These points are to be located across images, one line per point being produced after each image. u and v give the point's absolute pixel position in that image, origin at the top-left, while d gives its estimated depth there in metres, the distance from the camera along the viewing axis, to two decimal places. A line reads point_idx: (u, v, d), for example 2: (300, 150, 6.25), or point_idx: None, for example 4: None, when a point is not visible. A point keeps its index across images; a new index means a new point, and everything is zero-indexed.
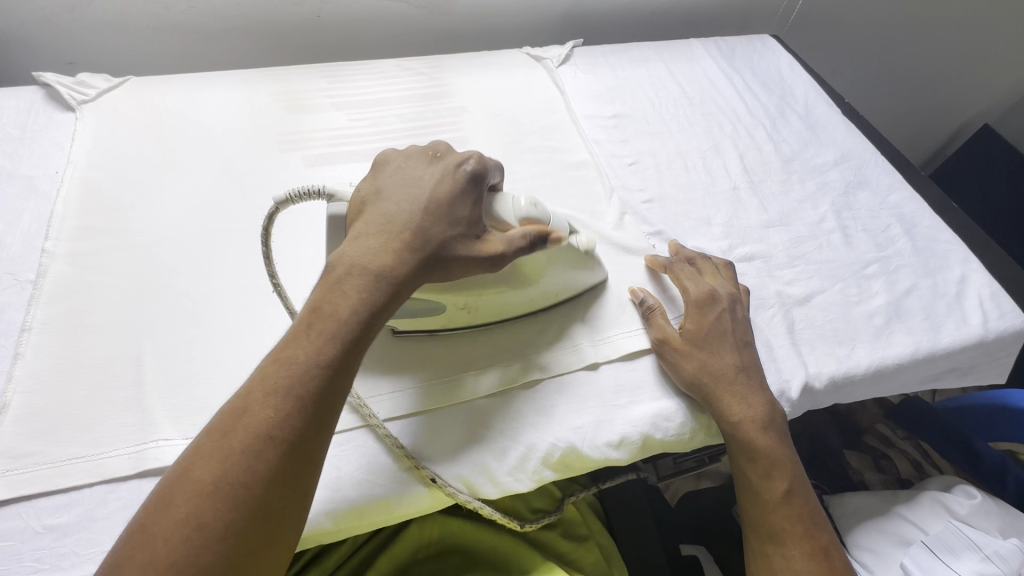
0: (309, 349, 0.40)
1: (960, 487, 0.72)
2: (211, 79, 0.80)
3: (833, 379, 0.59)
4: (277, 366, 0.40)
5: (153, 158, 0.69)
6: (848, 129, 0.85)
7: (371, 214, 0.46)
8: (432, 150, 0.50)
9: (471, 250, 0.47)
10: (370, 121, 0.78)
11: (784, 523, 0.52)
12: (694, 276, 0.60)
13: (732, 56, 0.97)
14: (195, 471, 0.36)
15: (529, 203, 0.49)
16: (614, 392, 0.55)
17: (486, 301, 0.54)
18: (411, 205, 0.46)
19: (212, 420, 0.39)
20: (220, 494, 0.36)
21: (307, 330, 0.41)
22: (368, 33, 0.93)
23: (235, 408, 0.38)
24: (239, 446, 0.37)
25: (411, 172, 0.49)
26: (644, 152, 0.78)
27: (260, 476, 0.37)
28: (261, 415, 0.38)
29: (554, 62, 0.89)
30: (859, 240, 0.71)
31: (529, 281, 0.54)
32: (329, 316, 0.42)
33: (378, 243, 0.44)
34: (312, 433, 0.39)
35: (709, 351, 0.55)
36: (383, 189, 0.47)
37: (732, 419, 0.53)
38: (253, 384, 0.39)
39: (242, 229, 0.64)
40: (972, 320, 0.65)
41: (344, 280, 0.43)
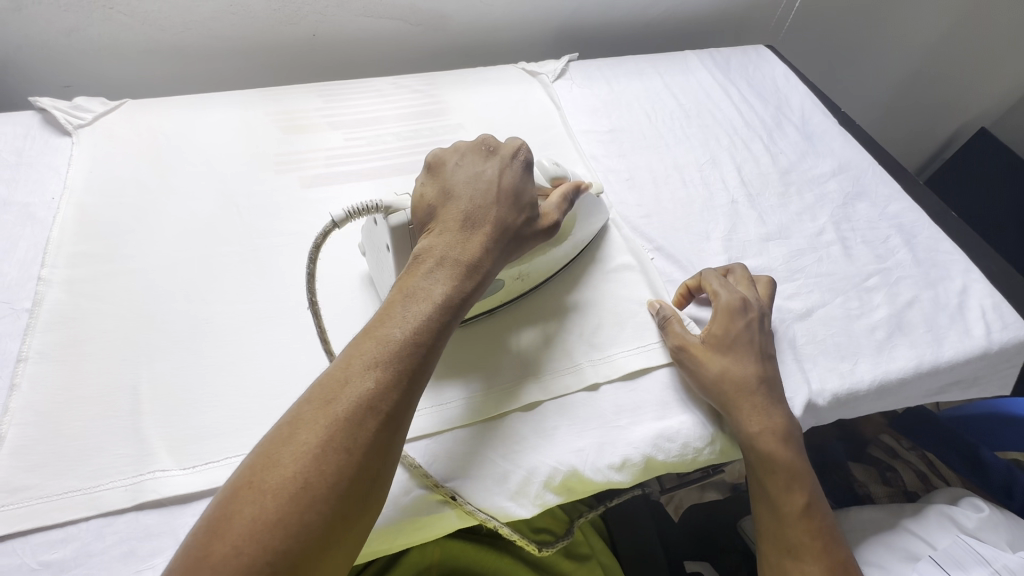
0: (405, 325, 0.42)
1: (967, 500, 0.71)
2: (209, 101, 0.80)
3: (836, 396, 0.58)
4: (372, 341, 0.41)
5: (150, 182, 0.69)
6: (846, 139, 0.85)
7: (447, 207, 0.50)
8: (485, 145, 0.54)
9: (539, 232, 0.53)
10: (365, 140, 0.77)
11: (802, 537, 0.51)
12: (722, 284, 0.60)
13: (728, 67, 0.97)
14: (300, 436, 0.37)
15: (550, 163, 0.59)
16: (615, 413, 0.55)
17: (535, 266, 0.59)
18: (486, 198, 0.50)
19: (307, 391, 0.40)
20: (328, 457, 0.36)
21: (401, 308, 0.43)
22: (364, 52, 0.93)
23: (335, 380, 0.39)
24: (343, 413, 0.38)
25: (475, 167, 0.52)
26: (641, 167, 0.78)
27: (365, 442, 0.38)
28: (362, 386, 0.39)
29: (550, 77, 0.89)
30: (859, 252, 0.71)
31: (562, 237, 0.60)
32: (422, 295, 0.44)
33: (459, 233, 0.48)
34: (409, 405, 0.41)
35: (732, 361, 0.55)
36: (449, 185, 0.51)
37: (752, 431, 0.52)
38: (351, 358, 0.41)
39: (239, 253, 0.64)
40: (976, 331, 0.64)
41: (432, 266, 0.46)
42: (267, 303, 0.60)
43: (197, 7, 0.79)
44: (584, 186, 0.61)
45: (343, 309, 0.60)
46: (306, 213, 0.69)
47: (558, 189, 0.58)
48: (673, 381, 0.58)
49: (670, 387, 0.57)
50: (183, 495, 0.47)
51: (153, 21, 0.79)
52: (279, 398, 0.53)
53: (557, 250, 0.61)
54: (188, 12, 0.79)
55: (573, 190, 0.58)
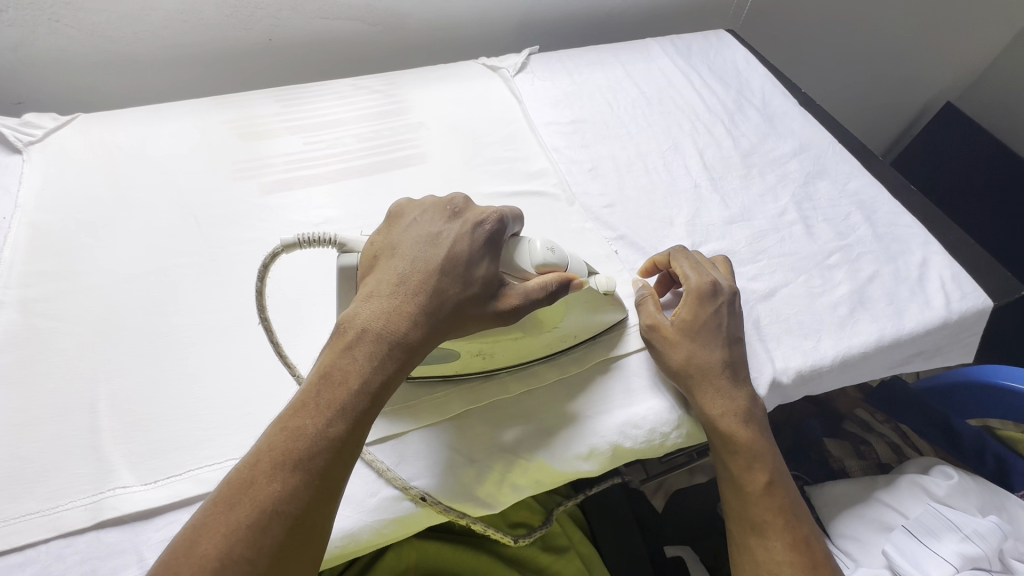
0: (319, 417, 0.40)
1: (938, 469, 0.72)
2: (165, 111, 0.79)
3: (800, 373, 0.59)
4: (284, 434, 0.39)
5: (105, 197, 0.68)
6: (806, 119, 0.86)
7: (383, 273, 0.46)
8: (450, 205, 0.50)
9: (491, 306, 0.47)
10: (326, 143, 0.77)
11: (765, 514, 0.52)
12: (696, 267, 0.59)
13: (689, 53, 0.97)
14: (200, 544, 0.35)
15: (543, 249, 0.51)
16: (581, 403, 0.55)
17: (504, 347, 0.52)
18: (428, 262, 0.46)
19: (218, 486, 0.38)
20: (227, 569, 0.35)
21: (318, 394, 0.41)
22: (322, 54, 0.92)
23: (241, 480, 0.38)
24: (246, 519, 0.36)
25: (427, 228, 0.48)
26: (604, 156, 0.78)
27: (268, 550, 0.36)
28: (268, 486, 0.37)
29: (510, 71, 0.89)
30: (820, 230, 0.72)
31: (544, 326, 0.53)
32: (343, 381, 0.41)
33: (391, 304, 0.44)
34: (321, 505, 0.38)
35: (699, 344, 0.55)
36: (396, 245, 0.47)
37: (711, 414, 0.53)
38: (260, 453, 0.39)
39: (198, 263, 0.63)
40: (935, 302, 0.65)
41: (357, 345, 0.43)
42: (229, 311, 0.59)
43: (146, 15, 0.78)
44: (578, 284, 0.51)
45: (306, 315, 0.60)
46: (266, 219, 0.68)
47: (541, 278, 0.49)
48: (638, 367, 0.58)
49: (635, 374, 0.57)
50: (146, 510, 0.47)
51: (102, 32, 0.78)
52: (243, 407, 0.53)
53: (536, 337, 0.53)
54: (138, 22, 0.78)
55: (558, 284, 0.49)
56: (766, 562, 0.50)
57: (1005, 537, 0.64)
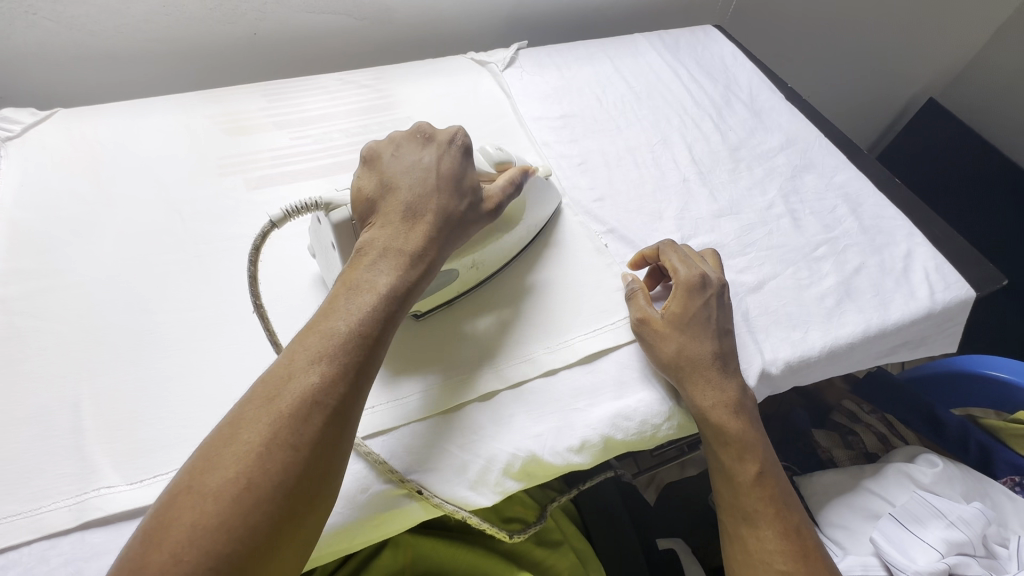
0: (349, 318, 0.44)
1: (923, 457, 0.73)
2: (148, 106, 0.77)
3: (789, 363, 0.59)
4: (315, 335, 0.42)
5: (87, 193, 0.66)
6: (792, 113, 0.87)
7: (389, 198, 0.50)
8: (419, 132, 0.54)
9: (483, 209, 0.54)
10: (313, 139, 0.76)
11: (757, 503, 0.52)
12: (685, 260, 0.60)
13: (677, 48, 0.98)
14: (243, 436, 0.38)
15: (494, 150, 0.59)
16: (572, 396, 0.55)
17: (490, 253, 0.59)
18: (426, 183, 0.51)
19: (251, 389, 0.40)
20: (276, 454, 0.37)
21: (344, 300, 0.45)
22: (308, 48, 0.91)
23: (278, 377, 0.40)
24: (288, 409, 0.39)
25: (412, 155, 0.53)
26: (593, 150, 0.78)
27: (313, 435, 0.39)
28: (306, 380, 0.40)
29: (499, 66, 0.88)
30: (807, 223, 0.72)
31: (514, 222, 0.61)
32: (369, 286, 0.45)
33: (401, 222, 0.49)
34: (356, 399, 0.42)
35: (690, 335, 0.55)
36: (390, 174, 0.52)
37: (704, 405, 0.53)
38: (292, 354, 0.41)
39: (183, 260, 0.62)
40: (920, 293, 0.66)
41: (377, 259, 0.47)
42: (215, 307, 0.59)
43: (127, 9, 0.76)
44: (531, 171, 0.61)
45: (295, 311, 0.59)
46: (253, 215, 0.67)
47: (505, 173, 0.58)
48: (630, 361, 0.58)
49: (626, 367, 0.57)
50: (131, 510, 0.46)
51: (81, 26, 0.76)
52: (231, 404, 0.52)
53: (509, 235, 0.61)
54: (118, 16, 0.77)
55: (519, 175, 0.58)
56: (757, 552, 0.52)
57: (988, 523, 0.65)
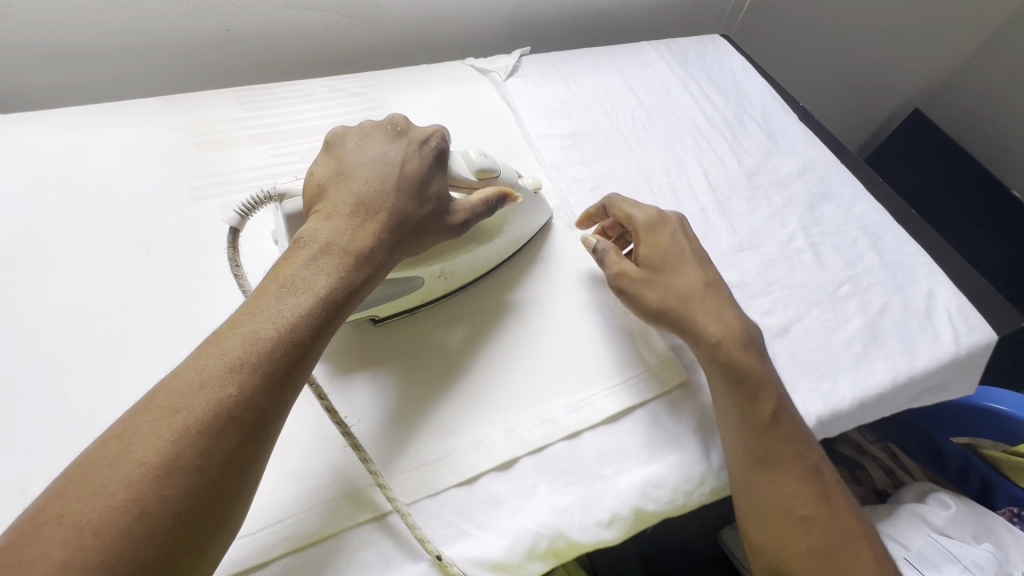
0: (278, 321, 0.38)
1: (934, 496, 0.72)
2: (104, 113, 0.67)
3: (820, 419, 0.56)
4: (237, 338, 0.37)
5: (33, 222, 0.57)
6: (807, 136, 0.83)
7: (339, 193, 0.47)
8: (390, 127, 0.53)
9: (441, 222, 0.51)
10: (298, 156, 0.68)
11: (778, 455, 0.49)
12: (634, 205, 0.62)
13: (686, 59, 0.92)
14: (134, 452, 0.32)
15: (476, 154, 0.56)
16: (598, 461, 0.50)
17: (459, 264, 0.57)
18: (384, 181, 0.48)
19: (149, 396, 0.34)
20: (174, 477, 0.32)
21: (275, 301, 0.39)
22: (288, 48, 0.81)
23: (185, 386, 0.34)
24: (195, 425, 0.33)
25: (375, 150, 0.51)
26: (606, 174, 0.73)
27: (220, 458, 0.33)
28: (221, 390, 0.35)
29: (502, 75, 0.82)
30: (829, 259, 0.69)
31: (492, 233, 0.59)
32: (304, 287, 0.40)
33: (349, 220, 0.45)
34: (276, 415, 0.37)
35: (669, 277, 0.56)
36: (345, 167, 0.49)
37: (712, 337, 0.52)
38: (207, 359, 0.36)
39: (150, 303, 0.53)
40: (944, 337, 0.64)
41: (316, 252, 0.43)
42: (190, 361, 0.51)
43: None
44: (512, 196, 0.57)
45: None
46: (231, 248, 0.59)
47: (480, 191, 0.54)
48: (655, 418, 0.54)
49: (653, 427, 0.53)
50: None
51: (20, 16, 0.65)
52: None
53: (487, 247, 0.59)
54: (65, 6, 0.66)
55: (497, 196, 0.55)
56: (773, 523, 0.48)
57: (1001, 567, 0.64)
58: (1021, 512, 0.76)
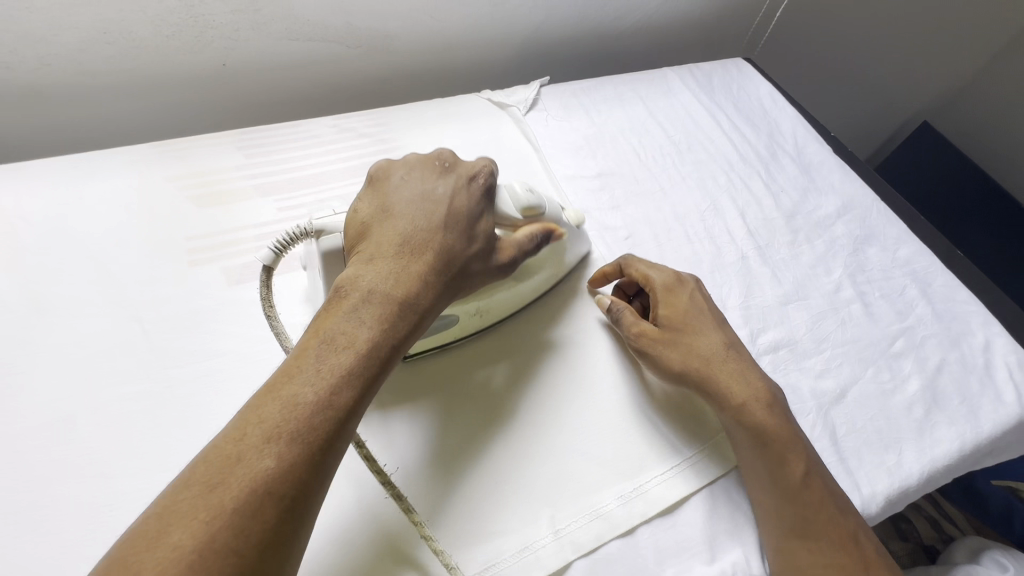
0: (322, 381, 0.34)
1: (989, 557, 0.68)
2: (91, 164, 0.61)
3: (888, 498, 0.52)
4: (277, 402, 0.33)
5: (12, 297, 0.50)
6: (844, 170, 0.79)
7: (382, 233, 0.42)
8: (436, 161, 0.48)
9: (493, 260, 0.47)
10: (307, 209, 0.62)
11: (806, 514, 0.46)
12: (653, 264, 0.58)
13: (712, 87, 0.88)
14: (171, 533, 0.28)
15: (524, 191, 0.51)
16: (657, 562, 0.45)
17: (497, 301, 0.55)
18: (430, 219, 0.44)
19: (189, 465, 0.31)
20: (209, 562, 0.28)
21: (315, 359, 0.35)
22: (290, 82, 0.75)
23: (223, 456, 0.30)
24: (233, 502, 0.29)
25: (419, 187, 0.46)
26: (639, 220, 0.68)
27: (257, 541, 0.29)
28: (260, 462, 0.31)
29: (521, 109, 0.76)
30: (879, 309, 0.65)
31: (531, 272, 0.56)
32: (348, 342, 0.36)
33: (393, 259, 0.41)
34: (318, 487, 0.32)
35: (691, 337, 0.53)
36: (389, 207, 0.44)
37: (736, 401, 0.49)
38: (247, 423, 0.32)
39: (147, 391, 0.47)
40: (1007, 396, 0.60)
41: (361, 302, 0.38)
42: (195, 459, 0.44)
43: (55, 36, 0.59)
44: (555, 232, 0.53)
45: None
46: (236, 320, 0.52)
47: (527, 227, 0.51)
48: (715, 506, 0.49)
49: (713, 517, 0.48)
50: None
51: None
52: None
53: (524, 284, 0.56)
54: (43, 44, 0.59)
55: (541, 233, 0.51)
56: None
57: None
58: None
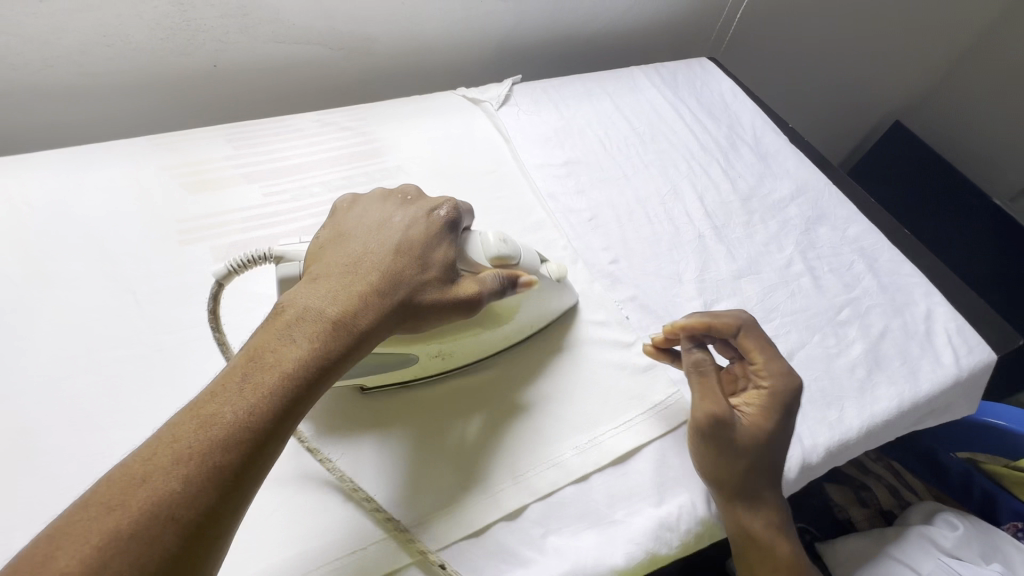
0: (243, 402, 0.34)
1: (941, 517, 0.72)
2: (91, 156, 0.65)
3: (829, 449, 0.56)
4: (197, 420, 0.32)
5: (16, 273, 0.55)
6: (798, 158, 0.84)
7: (332, 258, 0.44)
8: (402, 194, 0.50)
9: (449, 295, 0.45)
10: (290, 194, 0.66)
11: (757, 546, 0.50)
12: (769, 354, 0.53)
13: (676, 83, 0.93)
14: (56, 560, 0.27)
15: (495, 241, 0.49)
16: (609, 505, 0.49)
17: (461, 344, 0.53)
18: (382, 247, 0.45)
19: (96, 483, 0.30)
20: None
21: (241, 379, 0.35)
22: (277, 82, 0.81)
23: (131, 475, 0.30)
24: (131, 525, 0.28)
25: (381, 217, 0.48)
26: (603, 204, 0.73)
27: (153, 567, 0.28)
28: (167, 483, 0.30)
29: (494, 105, 0.81)
30: (827, 282, 0.69)
31: (500, 320, 0.53)
32: (276, 362, 0.36)
33: (335, 284, 0.41)
34: (223, 514, 0.31)
35: (767, 447, 0.49)
36: (346, 233, 0.46)
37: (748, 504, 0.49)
38: (163, 441, 0.31)
39: (139, 354, 0.51)
40: (945, 358, 0.64)
41: (295, 322, 0.38)
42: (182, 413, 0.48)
43: (58, 39, 0.64)
44: (525, 281, 0.50)
45: None
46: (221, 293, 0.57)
47: (493, 272, 0.48)
48: (665, 456, 0.52)
49: (663, 465, 0.52)
50: None
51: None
52: None
53: (494, 331, 0.54)
54: (47, 47, 0.64)
55: (507, 280, 0.48)
56: None
57: None
58: None
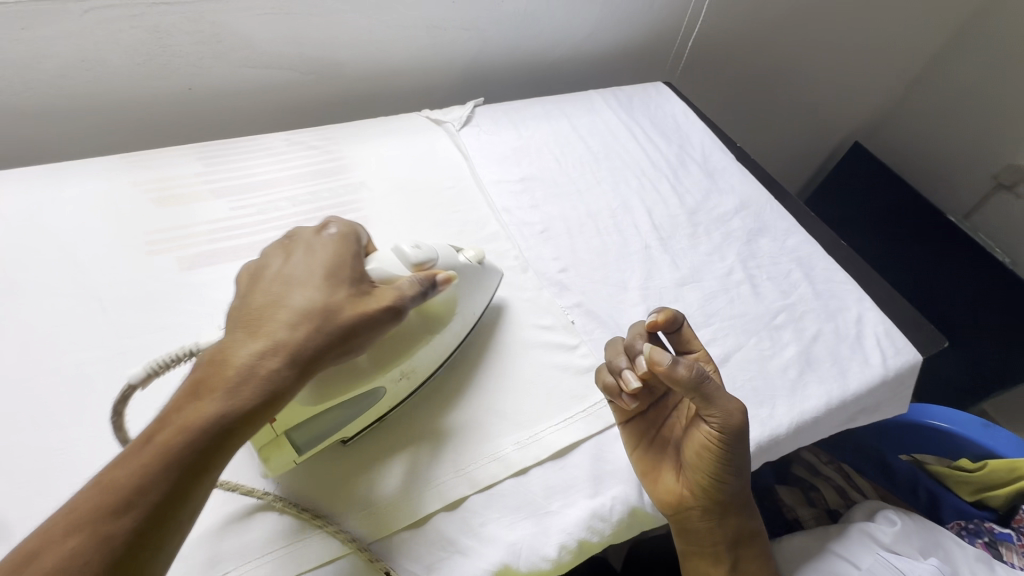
0: (140, 466, 0.33)
1: (882, 513, 0.75)
2: (65, 172, 0.69)
3: (759, 444, 0.59)
4: (91, 493, 0.32)
5: None
6: (743, 175, 0.89)
7: (240, 304, 0.43)
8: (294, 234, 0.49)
9: (369, 316, 0.44)
10: (256, 208, 0.70)
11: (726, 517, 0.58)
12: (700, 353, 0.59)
13: (630, 106, 0.99)
14: None
15: (411, 249, 0.52)
16: (546, 497, 0.52)
17: (420, 357, 0.54)
18: (292, 282, 0.43)
19: None
20: None
21: (139, 445, 0.34)
22: (249, 104, 0.85)
23: (20, 558, 0.30)
24: None
25: (285, 253, 0.46)
26: (555, 217, 0.77)
27: None
28: (55, 561, 0.30)
29: (455, 125, 0.86)
30: (765, 289, 0.74)
31: (442, 321, 0.55)
32: (178, 420, 0.35)
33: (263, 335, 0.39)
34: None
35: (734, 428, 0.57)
36: (254, 277, 0.45)
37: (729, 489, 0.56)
38: (58, 517, 0.31)
39: (101, 357, 0.54)
40: (873, 359, 0.68)
41: (200, 376, 0.37)
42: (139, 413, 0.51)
43: (38, 64, 0.68)
44: (444, 278, 0.51)
45: None
46: (184, 300, 0.60)
47: (407, 278, 0.49)
48: (602, 452, 0.55)
49: (600, 460, 0.55)
50: None
51: None
52: None
53: (442, 335, 0.56)
54: (27, 71, 0.68)
55: (425, 282, 0.49)
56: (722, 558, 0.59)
57: None
58: (967, 524, 0.80)
